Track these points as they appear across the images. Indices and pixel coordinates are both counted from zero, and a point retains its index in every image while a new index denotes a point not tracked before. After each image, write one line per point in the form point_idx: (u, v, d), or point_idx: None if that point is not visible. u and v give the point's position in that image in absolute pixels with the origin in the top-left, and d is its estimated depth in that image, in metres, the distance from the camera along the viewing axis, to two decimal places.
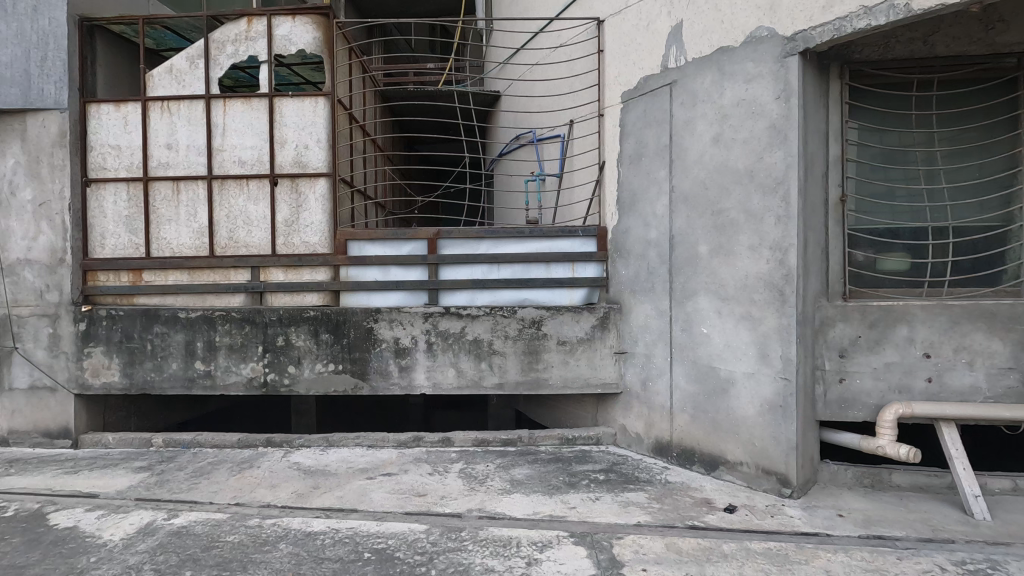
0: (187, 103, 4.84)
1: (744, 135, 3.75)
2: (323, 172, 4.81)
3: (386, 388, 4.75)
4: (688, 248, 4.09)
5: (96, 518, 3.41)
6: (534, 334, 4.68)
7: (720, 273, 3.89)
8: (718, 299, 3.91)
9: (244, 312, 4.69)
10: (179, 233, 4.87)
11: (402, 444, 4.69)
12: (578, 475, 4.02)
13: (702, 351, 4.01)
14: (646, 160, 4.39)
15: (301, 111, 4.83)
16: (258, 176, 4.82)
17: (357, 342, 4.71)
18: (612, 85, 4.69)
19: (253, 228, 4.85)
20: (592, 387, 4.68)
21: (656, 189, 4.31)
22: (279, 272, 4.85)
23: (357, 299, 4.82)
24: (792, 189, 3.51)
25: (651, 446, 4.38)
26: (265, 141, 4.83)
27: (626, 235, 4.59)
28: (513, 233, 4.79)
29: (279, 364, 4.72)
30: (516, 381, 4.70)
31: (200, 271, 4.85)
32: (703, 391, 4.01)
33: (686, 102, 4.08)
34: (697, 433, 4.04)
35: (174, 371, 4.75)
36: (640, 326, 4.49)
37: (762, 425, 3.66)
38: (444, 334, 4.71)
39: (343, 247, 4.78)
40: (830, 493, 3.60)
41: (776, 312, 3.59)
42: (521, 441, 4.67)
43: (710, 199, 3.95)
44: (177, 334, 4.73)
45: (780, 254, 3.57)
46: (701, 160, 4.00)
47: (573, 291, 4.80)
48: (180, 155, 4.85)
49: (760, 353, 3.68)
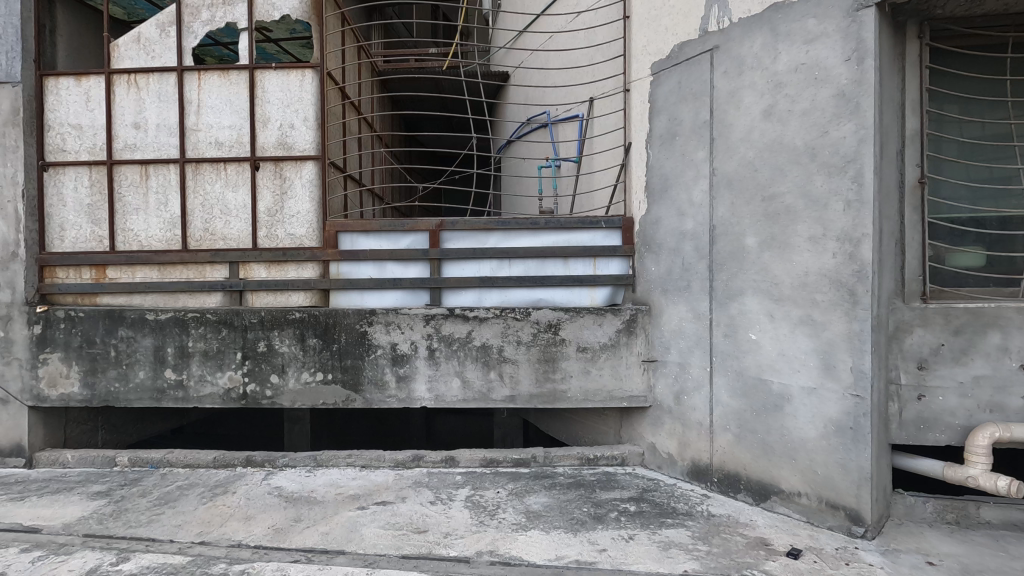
0: (156, 76, 4.26)
1: (804, 106, 3.16)
2: (312, 154, 4.24)
3: (383, 401, 4.17)
4: (732, 241, 3.52)
5: (31, 563, 2.86)
6: (550, 339, 4.10)
7: (773, 270, 3.31)
8: (771, 301, 3.33)
9: (221, 313, 4.12)
10: (148, 224, 4.29)
11: (400, 464, 4.13)
12: (605, 505, 3.44)
13: (750, 361, 3.43)
14: (681, 141, 3.81)
15: (285, 86, 4.25)
16: (236, 159, 4.25)
17: (348, 348, 4.13)
18: (640, 56, 4.10)
19: (232, 219, 4.28)
20: (617, 400, 4.11)
21: (693, 173, 3.73)
22: (261, 269, 4.27)
23: (349, 299, 4.25)
24: (866, 169, 2.92)
25: (686, 470, 3.81)
26: (245, 120, 4.25)
27: (655, 226, 4.02)
28: (526, 224, 4.21)
29: (260, 373, 4.16)
30: (530, 393, 4.13)
31: (171, 267, 4.28)
32: (751, 408, 3.43)
33: (730, 70, 3.50)
34: (744, 457, 3.48)
35: (141, 381, 4.18)
36: (673, 330, 3.91)
37: (827, 450, 3.08)
38: (448, 339, 4.13)
39: (332, 240, 4.20)
40: (908, 531, 3.02)
41: (845, 316, 3.00)
42: (535, 460, 4.11)
43: (760, 183, 3.37)
44: (144, 340, 4.16)
45: (851, 247, 2.98)
46: (749, 138, 3.42)
47: (594, 291, 4.25)
48: (149, 135, 4.27)
49: (823, 365, 3.09)
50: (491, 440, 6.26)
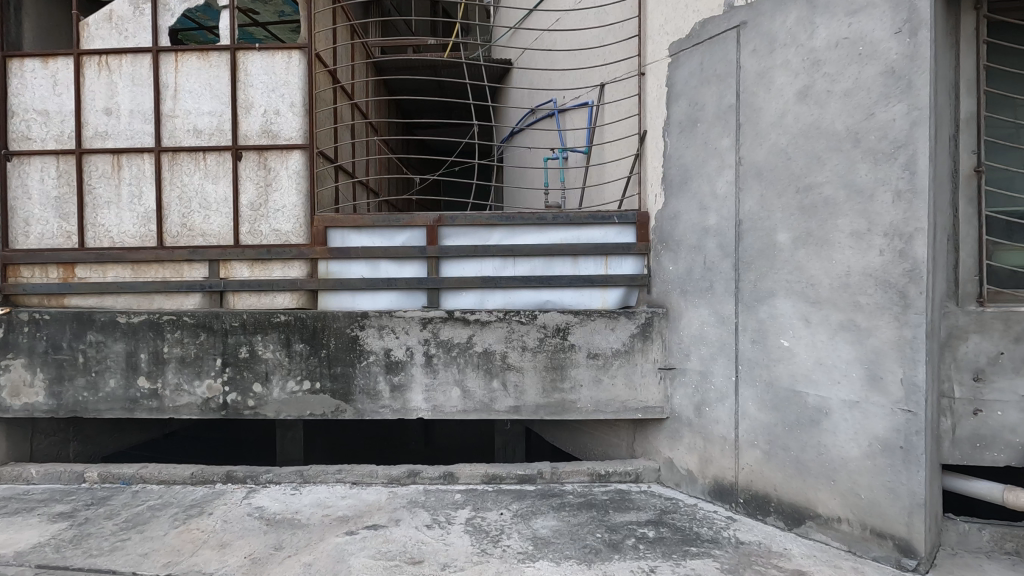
0: (130, 58, 3.90)
1: (845, 85, 2.82)
2: (298, 143, 3.89)
3: (375, 412, 3.83)
4: (762, 237, 3.18)
5: None
6: (558, 344, 3.76)
7: (810, 269, 2.97)
8: (807, 304, 2.99)
9: (199, 316, 3.78)
10: (120, 218, 3.94)
11: (394, 480, 3.79)
12: (620, 530, 3.09)
13: (782, 370, 3.09)
14: (703, 128, 3.48)
15: (270, 68, 3.90)
16: (216, 148, 3.90)
17: (338, 354, 3.79)
18: (657, 36, 3.76)
19: (211, 213, 3.93)
20: (631, 411, 3.77)
21: (717, 162, 3.40)
22: (243, 268, 3.92)
23: (339, 301, 3.91)
24: (920, 155, 2.58)
25: (708, 489, 3.47)
26: (226, 105, 3.90)
27: (673, 221, 3.68)
28: (532, 219, 3.87)
29: (242, 381, 3.81)
30: (536, 404, 3.79)
31: (145, 266, 3.92)
32: (783, 422, 3.09)
33: (760, 48, 3.16)
34: (774, 477, 3.13)
35: (111, 391, 3.83)
36: (693, 336, 3.57)
37: (872, 472, 2.75)
38: (447, 345, 3.79)
39: (321, 236, 3.86)
40: (965, 564, 2.67)
41: (895, 321, 2.66)
42: (542, 477, 3.77)
43: (794, 173, 3.03)
44: (116, 345, 3.81)
45: (901, 244, 2.64)
46: (781, 123, 3.08)
47: (606, 292, 3.91)
48: (121, 122, 3.92)
49: (868, 377, 2.75)
50: (493, 452, 5.90)
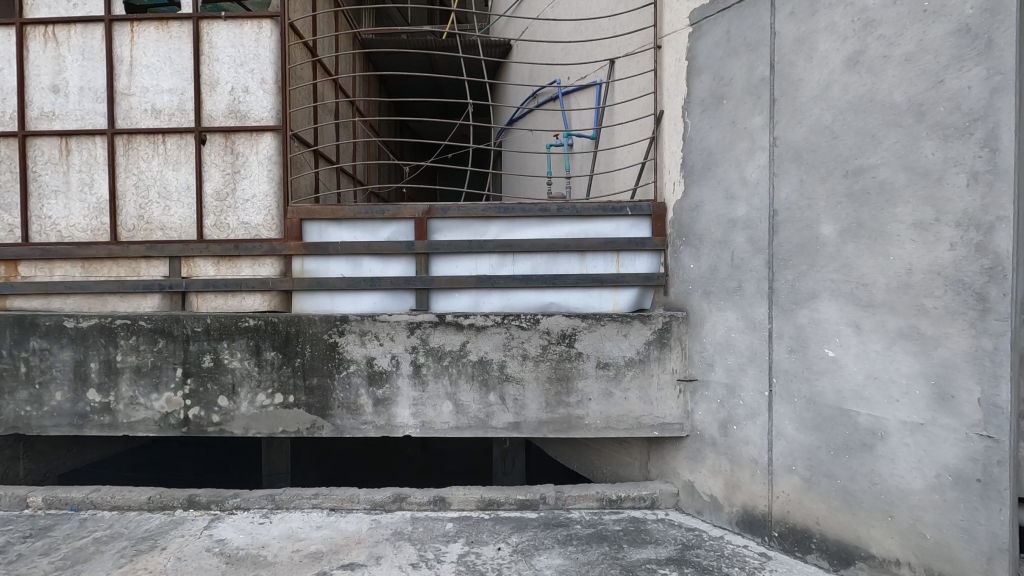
0: (80, 28, 3.46)
1: (906, 49, 2.37)
2: (270, 125, 3.45)
3: (356, 429, 3.38)
4: (802, 230, 2.74)
5: None
6: (564, 352, 3.32)
7: (861, 267, 2.53)
8: (857, 308, 2.54)
9: (157, 321, 3.33)
10: (69, 209, 3.50)
11: (378, 506, 3.35)
12: (637, 571, 2.65)
13: (826, 385, 2.65)
14: (730, 105, 3.04)
15: (238, 39, 3.46)
16: (177, 130, 3.45)
17: (313, 364, 3.34)
18: (676, 2, 3.32)
19: (171, 203, 3.48)
20: (647, 428, 3.33)
21: (747, 144, 2.96)
22: (208, 265, 3.47)
23: (316, 303, 3.46)
24: (1005, 127, 2.11)
25: (735, 519, 3.04)
26: (188, 82, 3.46)
27: (695, 213, 3.24)
28: (533, 211, 3.43)
29: (205, 395, 3.36)
30: (538, 420, 3.34)
31: (97, 263, 3.48)
32: (828, 445, 2.66)
33: (800, 10, 2.72)
34: (817, 509, 2.70)
35: (58, 405, 3.38)
36: (717, 344, 3.13)
37: (939, 509, 2.30)
38: (438, 353, 3.34)
39: (295, 230, 3.41)
40: None
41: (971, 329, 2.20)
42: (545, 503, 3.33)
43: (841, 154, 2.59)
44: (62, 353, 3.36)
45: (979, 236, 2.18)
46: (826, 96, 2.64)
47: (617, 293, 3.47)
48: (70, 100, 3.47)
49: (935, 395, 2.30)
50: (492, 475, 5.49)
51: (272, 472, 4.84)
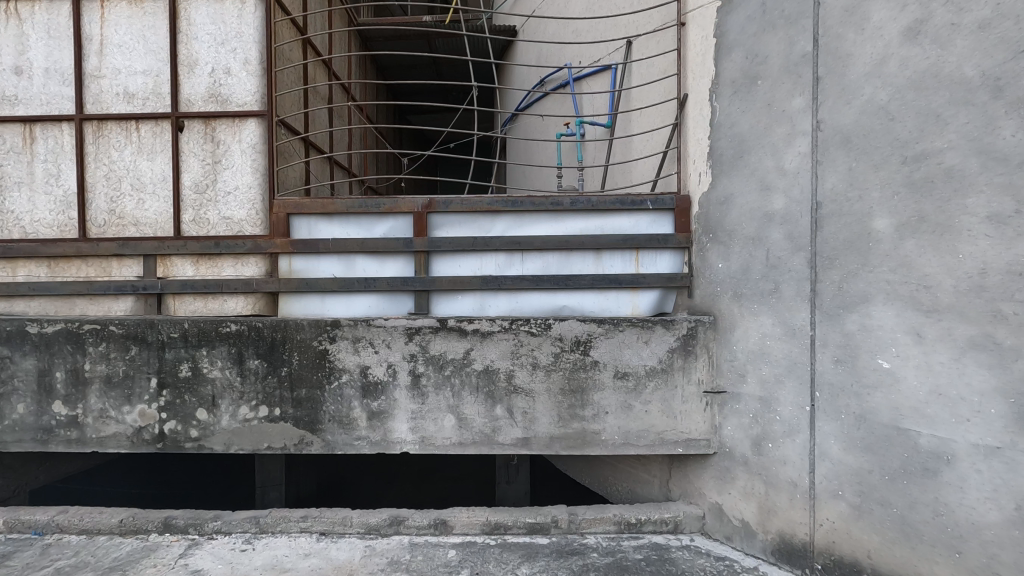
0: (45, 3, 3.14)
1: (980, 14, 2.04)
2: (254, 110, 3.14)
3: (349, 446, 3.07)
4: (851, 224, 2.42)
5: None
6: (578, 361, 3.00)
7: (922, 267, 2.20)
8: (917, 314, 2.22)
9: (129, 326, 3.02)
10: (33, 202, 3.19)
11: (373, 531, 3.03)
12: None
13: (880, 400, 2.34)
14: (765, 86, 2.72)
15: (218, 15, 3.15)
16: (152, 116, 3.14)
17: (301, 373, 3.02)
18: None
19: (146, 196, 3.17)
20: (670, 445, 3.02)
21: (786, 129, 2.64)
22: (185, 264, 3.15)
23: (305, 306, 3.15)
24: None
25: (771, 547, 2.72)
26: (164, 62, 3.14)
27: (724, 207, 2.92)
28: (544, 205, 3.12)
29: (182, 408, 3.05)
30: (549, 436, 3.03)
31: (65, 262, 3.17)
32: (882, 469, 2.34)
33: None
34: (869, 540, 2.38)
35: (20, 419, 3.06)
36: (750, 352, 2.82)
37: (1019, 548, 1.97)
38: (439, 362, 3.03)
39: (282, 226, 3.10)
40: None
41: None
42: (557, 527, 3.02)
43: (899, 138, 2.26)
44: (24, 361, 3.04)
45: None
46: (880, 72, 2.31)
47: (636, 295, 3.15)
48: (35, 83, 3.16)
49: (1015, 416, 1.98)
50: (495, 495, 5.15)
51: (265, 479, 4.47)
